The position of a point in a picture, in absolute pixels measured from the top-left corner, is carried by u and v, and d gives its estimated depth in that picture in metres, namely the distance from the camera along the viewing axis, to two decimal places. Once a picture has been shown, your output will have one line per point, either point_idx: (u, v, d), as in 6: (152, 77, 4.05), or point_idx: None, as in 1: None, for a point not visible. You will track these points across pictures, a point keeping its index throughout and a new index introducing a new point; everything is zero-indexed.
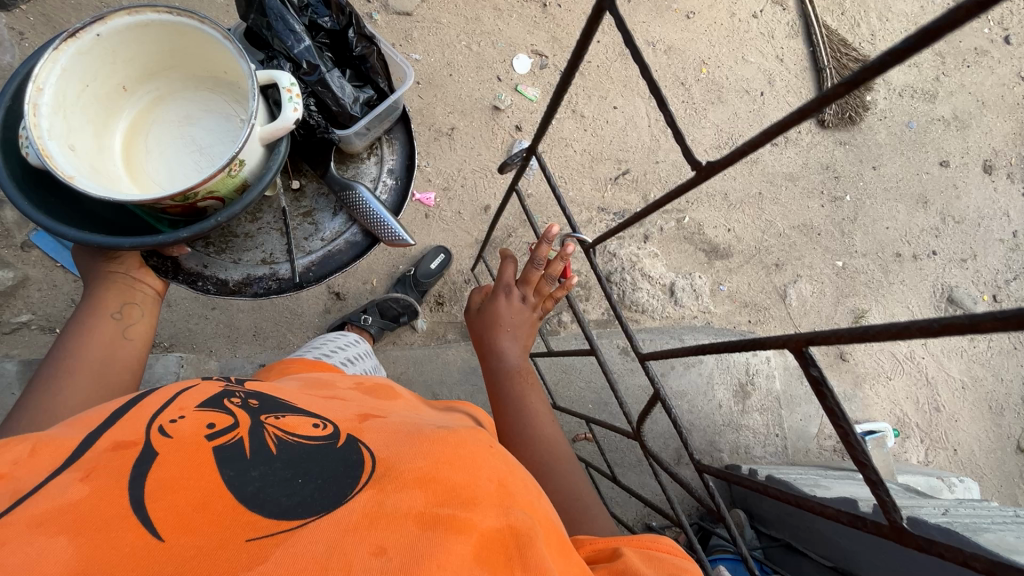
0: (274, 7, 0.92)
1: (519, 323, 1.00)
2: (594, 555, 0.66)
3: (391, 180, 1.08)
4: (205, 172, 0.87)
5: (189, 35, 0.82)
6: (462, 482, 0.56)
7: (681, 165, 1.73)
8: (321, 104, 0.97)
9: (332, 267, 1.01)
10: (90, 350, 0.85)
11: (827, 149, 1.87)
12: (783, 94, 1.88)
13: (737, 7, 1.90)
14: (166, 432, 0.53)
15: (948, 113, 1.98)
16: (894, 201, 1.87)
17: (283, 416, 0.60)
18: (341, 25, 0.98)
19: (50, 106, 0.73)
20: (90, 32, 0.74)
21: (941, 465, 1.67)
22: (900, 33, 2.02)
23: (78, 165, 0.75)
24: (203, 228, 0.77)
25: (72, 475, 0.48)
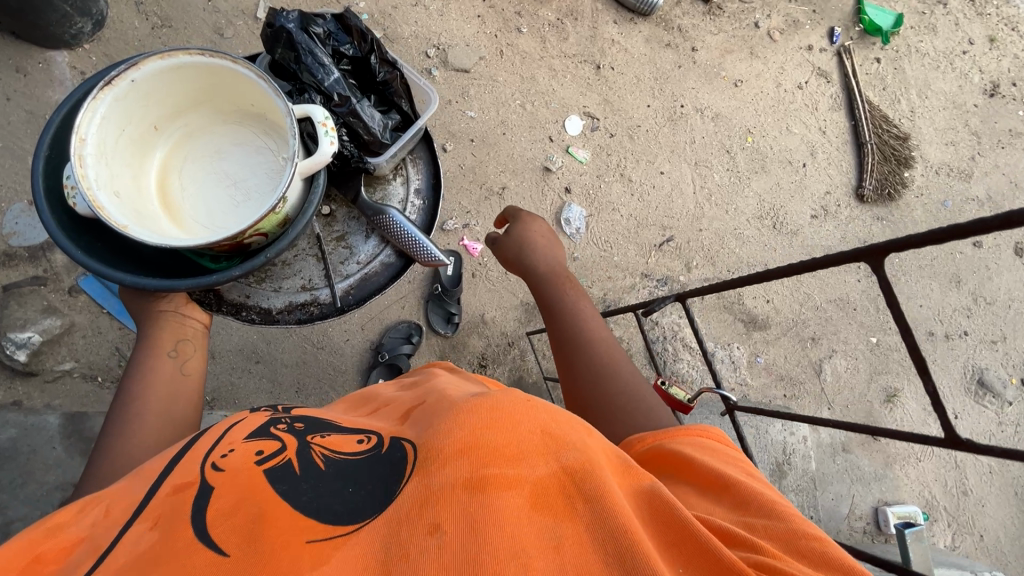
0: (302, 41, 0.88)
1: (546, 235, 1.19)
2: (648, 454, 0.75)
3: (419, 201, 1.07)
4: (244, 208, 0.82)
5: (222, 74, 0.76)
6: (502, 438, 0.59)
7: (722, 235, 1.75)
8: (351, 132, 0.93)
9: (370, 290, 0.99)
10: (152, 392, 0.80)
11: (865, 224, 1.89)
12: (825, 166, 1.90)
13: (784, 76, 1.92)
14: (219, 467, 0.57)
15: (982, 193, 2.00)
16: (928, 279, 1.89)
17: (327, 434, 0.63)
18: (364, 52, 0.95)
19: (94, 155, 0.69)
20: (126, 78, 0.69)
21: (967, 551, 1.67)
22: (939, 111, 2.04)
23: (126, 211, 0.72)
24: (252, 267, 0.74)
25: (144, 525, 0.52)
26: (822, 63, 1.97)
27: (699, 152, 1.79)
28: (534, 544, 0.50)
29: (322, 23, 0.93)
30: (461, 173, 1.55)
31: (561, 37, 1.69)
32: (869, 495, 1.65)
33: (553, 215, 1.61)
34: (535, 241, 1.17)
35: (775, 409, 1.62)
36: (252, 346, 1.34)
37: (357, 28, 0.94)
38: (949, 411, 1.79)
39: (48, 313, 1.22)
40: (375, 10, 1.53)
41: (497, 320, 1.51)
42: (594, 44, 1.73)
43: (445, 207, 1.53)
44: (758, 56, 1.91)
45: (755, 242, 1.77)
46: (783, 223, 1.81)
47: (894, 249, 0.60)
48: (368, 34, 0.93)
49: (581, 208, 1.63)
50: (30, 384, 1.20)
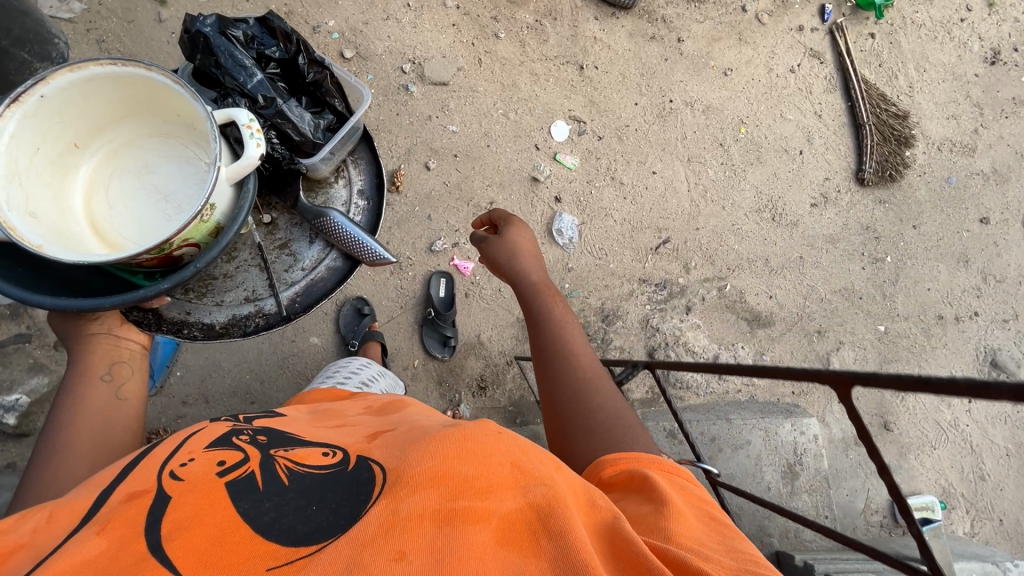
0: (220, 44, 0.85)
1: (529, 246, 1.15)
2: (616, 479, 0.73)
3: (362, 202, 1.01)
4: (174, 223, 0.81)
5: (141, 84, 0.73)
6: (478, 467, 0.55)
7: (721, 232, 1.70)
8: (281, 135, 0.91)
9: (318, 295, 0.95)
10: (85, 420, 0.77)
11: (866, 209, 1.83)
12: (823, 152, 1.84)
13: (775, 61, 1.86)
14: (177, 477, 0.53)
15: (987, 167, 1.94)
16: (935, 261, 1.84)
17: (293, 448, 0.59)
18: (290, 53, 0.92)
19: (5, 178, 0.66)
20: (35, 95, 0.66)
21: (987, 537, 1.65)
22: (938, 84, 1.97)
23: (46, 234, 0.69)
24: (182, 279, 0.71)
25: (91, 530, 0.47)
26: (813, 43, 1.89)
27: (691, 148, 1.73)
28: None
29: (245, 27, 0.90)
30: (447, 191, 1.50)
31: (540, 39, 1.63)
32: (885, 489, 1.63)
33: (544, 226, 1.56)
34: (519, 250, 1.14)
35: (784, 409, 1.59)
36: (245, 387, 1.32)
37: (281, 29, 0.91)
38: (964, 396, 1.75)
39: (34, 372, 1.20)
40: (346, 28, 1.48)
41: (494, 340, 1.47)
42: (576, 43, 1.67)
43: (432, 227, 1.48)
44: (747, 42, 1.84)
45: (753, 237, 1.73)
46: (783, 214, 1.76)
47: (859, 382, 0.61)
48: (292, 33, 0.90)
49: (573, 217, 1.59)
50: (22, 444, 1.19)
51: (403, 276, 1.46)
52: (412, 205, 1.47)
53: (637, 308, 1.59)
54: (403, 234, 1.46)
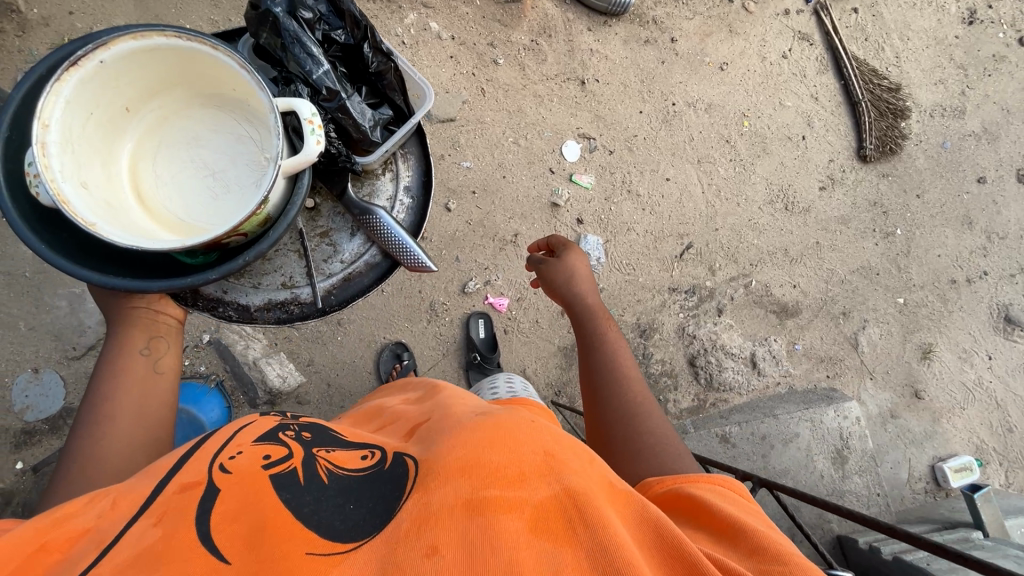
0: (289, 28, 0.84)
1: (585, 271, 1.17)
2: (666, 495, 0.72)
3: (408, 199, 1.08)
4: (223, 202, 0.80)
5: (199, 60, 0.74)
6: (509, 452, 0.59)
7: (739, 229, 1.73)
8: (340, 129, 0.92)
9: (352, 292, 1.01)
10: (124, 395, 0.77)
11: (872, 185, 1.87)
12: (824, 134, 1.87)
13: (767, 48, 1.86)
14: (226, 469, 0.58)
15: (978, 127, 1.99)
16: (942, 227, 1.89)
17: (334, 451, 0.64)
18: (356, 39, 0.91)
19: (59, 142, 0.65)
20: (95, 60, 0.66)
21: (1022, 485, 1.74)
22: (923, 50, 2.00)
23: (97, 205, 0.69)
24: (231, 269, 0.72)
25: (148, 521, 0.52)
26: (801, 25, 1.90)
27: (699, 148, 1.74)
28: (536, 571, 0.47)
29: (314, 5, 0.88)
30: (470, 230, 1.48)
31: (539, 59, 1.61)
32: (924, 455, 1.70)
33: None
34: (576, 273, 1.15)
35: (823, 394, 1.64)
36: None
37: (350, 12, 0.90)
38: (984, 353, 1.83)
39: None
40: None
41: (539, 372, 1.48)
42: (574, 58, 1.65)
43: (462, 268, 1.47)
44: (738, 33, 1.84)
45: (770, 229, 1.75)
46: (795, 202, 1.79)
47: None
48: (362, 20, 0.89)
49: (597, 237, 1.59)
50: None
51: (440, 322, 1.45)
52: (439, 249, 1.45)
53: (671, 317, 1.61)
54: (434, 279, 1.45)
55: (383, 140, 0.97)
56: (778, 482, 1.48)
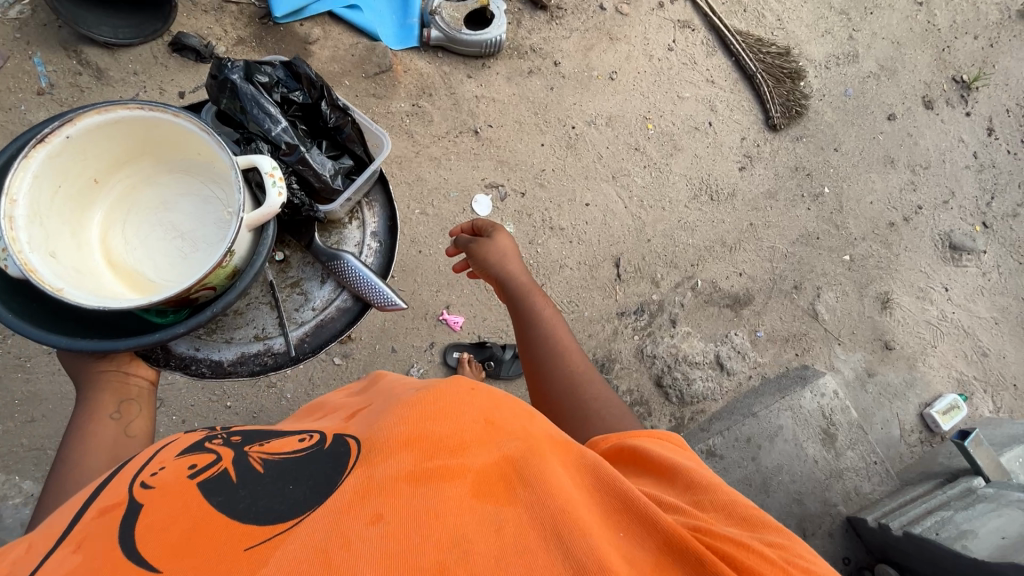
0: (246, 92, 0.89)
1: (512, 250, 1.15)
2: (610, 451, 0.74)
3: (377, 243, 1.05)
4: (193, 260, 0.81)
5: (162, 129, 0.76)
6: (452, 420, 0.60)
7: (671, 234, 1.69)
8: (302, 180, 0.94)
9: (326, 337, 0.98)
10: (91, 458, 0.73)
11: (789, 151, 1.86)
12: (729, 115, 1.85)
13: (651, 46, 1.84)
14: (147, 484, 0.51)
15: (875, 66, 2.00)
16: (867, 173, 1.89)
17: (268, 441, 0.59)
18: (315, 96, 0.97)
19: (27, 216, 0.67)
20: (61, 136, 0.68)
21: (1009, 406, 1.74)
22: (802, 6, 2.01)
23: (65, 273, 0.70)
24: (197, 322, 0.73)
25: (67, 548, 0.45)
26: (678, 14, 1.89)
27: (611, 163, 1.71)
28: (478, 532, 0.49)
29: (271, 71, 0.95)
30: (399, 315, 1.43)
31: (425, 122, 1.57)
32: (910, 404, 1.68)
33: None
34: (505, 253, 1.13)
35: (796, 376, 1.60)
36: None
37: (305, 75, 0.96)
38: (941, 286, 1.82)
39: None
40: None
41: None
42: (461, 110, 1.61)
43: (401, 356, 1.41)
44: (619, 38, 1.82)
45: (702, 225, 1.73)
46: (719, 189, 1.77)
47: None
48: (318, 80, 0.94)
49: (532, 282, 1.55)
50: None
51: None
52: (372, 344, 1.39)
53: (627, 343, 1.57)
54: None
55: (344, 187, 0.97)
56: (773, 482, 1.44)
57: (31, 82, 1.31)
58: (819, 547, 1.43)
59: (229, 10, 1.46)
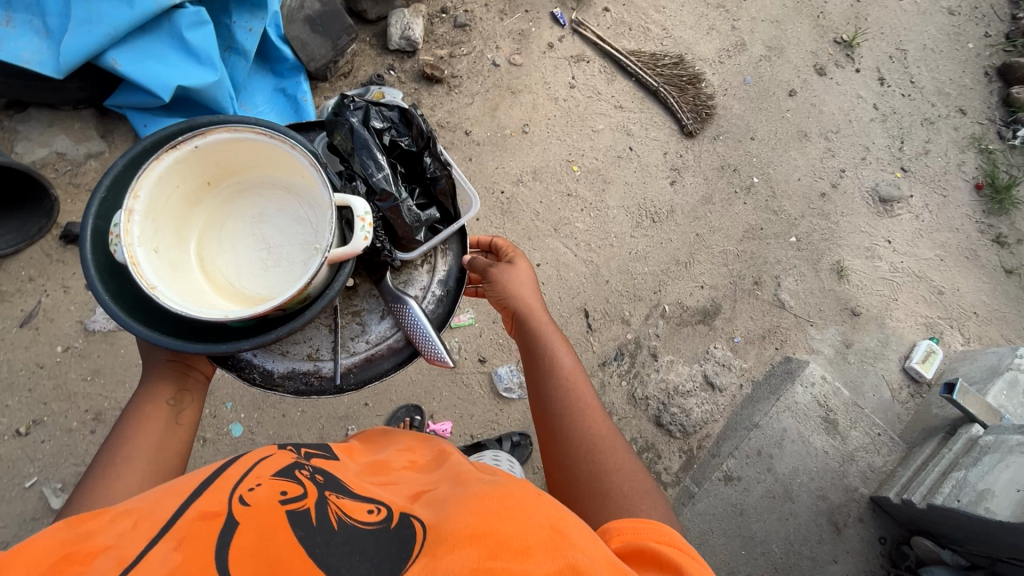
0: (361, 136, 0.81)
1: (526, 286, 0.98)
2: (625, 552, 0.64)
3: (442, 291, 0.91)
4: (274, 276, 0.71)
5: (274, 155, 0.69)
6: (514, 516, 0.54)
7: (626, 267, 1.70)
8: (387, 227, 0.82)
9: (372, 375, 0.86)
10: (140, 444, 0.76)
11: (711, 152, 1.90)
12: (646, 134, 1.87)
13: (553, 88, 1.85)
14: (245, 502, 0.54)
15: (763, 48, 2.07)
16: (787, 152, 1.95)
17: (345, 496, 0.59)
18: (420, 146, 0.86)
19: (142, 211, 0.63)
20: (191, 145, 0.65)
21: (976, 334, 1.82)
22: (682, 9, 2.06)
23: (166, 268, 0.64)
24: (263, 342, 0.64)
25: (168, 543, 0.49)
26: (570, 50, 1.90)
27: (548, 216, 1.70)
28: None
29: (387, 112, 0.86)
30: None
31: None
32: (892, 361, 1.73)
33: (489, 394, 1.47)
34: (519, 288, 0.97)
35: (782, 371, 1.63)
36: None
37: (419, 123, 0.86)
38: (884, 239, 1.90)
39: None
40: None
41: None
42: None
43: None
44: (520, 90, 1.82)
45: (652, 250, 1.73)
46: (658, 210, 1.78)
47: None
48: (429, 132, 0.85)
49: (507, 364, 1.48)
50: None
51: None
52: None
53: (616, 391, 1.57)
54: None
55: (427, 241, 0.86)
56: (794, 487, 1.45)
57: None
58: (854, 537, 1.45)
59: None
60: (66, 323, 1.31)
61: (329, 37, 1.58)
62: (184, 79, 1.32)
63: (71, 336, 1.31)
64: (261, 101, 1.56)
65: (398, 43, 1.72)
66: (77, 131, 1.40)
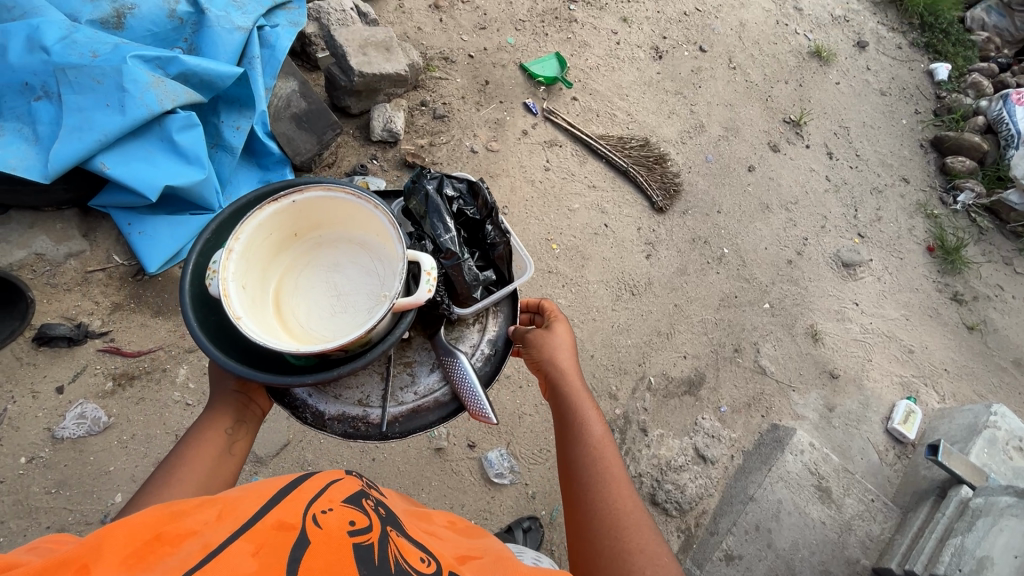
0: (434, 201, 0.86)
1: (563, 351, 0.95)
2: None
3: (490, 350, 0.90)
4: (341, 321, 0.71)
5: (356, 212, 0.71)
6: None
7: (610, 340, 1.73)
8: (447, 284, 0.85)
9: (419, 428, 0.84)
10: (195, 469, 0.75)
11: (682, 226, 1.99)
12: (619, 211, 1.96)
13: (529, 171, 1.94)
14: (318, 523, 0.53)
15: (720, 129, 2.24)
16: (752, 223, 2.07)
17: (403, 542, 0.58)
18: (483, 215, 0.91)
19: (240, 252, 0.65)
20: (289, 199, 0.68)
21: (950, 390, 1.88)
22: (644, 97, 2.23)
23: (251, 304, 0.66)
24: (323, 377, 0.63)
25: (246, 549, 0.49)
26: (543, 136, 2.02)
27: (531, 293, 1.74)
28: None
29: (457, 184, 0.92)
30: None
31: None
32: (875, 422, 1.76)
33: (480, 481, 1.43)
34: (555, 352, 0.94)
35: (771, 439, 1.63)
36: None
37: (484, 195, 0.92)
38: (851, 302, 1.98)
39: None
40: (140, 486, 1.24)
41: None
42: None
43: None
44: (498, 174, 1.91)
45: (634, 322, 1.77)
46: (636, 283, 1.84)
47: None
48: (493, 203, 0.90)
49: (497, 448, 1.46)
50: None
51: None
52: None
53: None
54: None
55: (483, 298, 0.86)
56: (795, 564, 1.42)
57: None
58: None
59: (96, 279, 1.40)
60: (32, 431, 1.25)
61: (315, 132, 1.65)
62: (172, 178, 1.36)
63: (37, 446, 1.24)
64: None
65: (380, 135, 1.80)
66: (58, 230, 1.40)
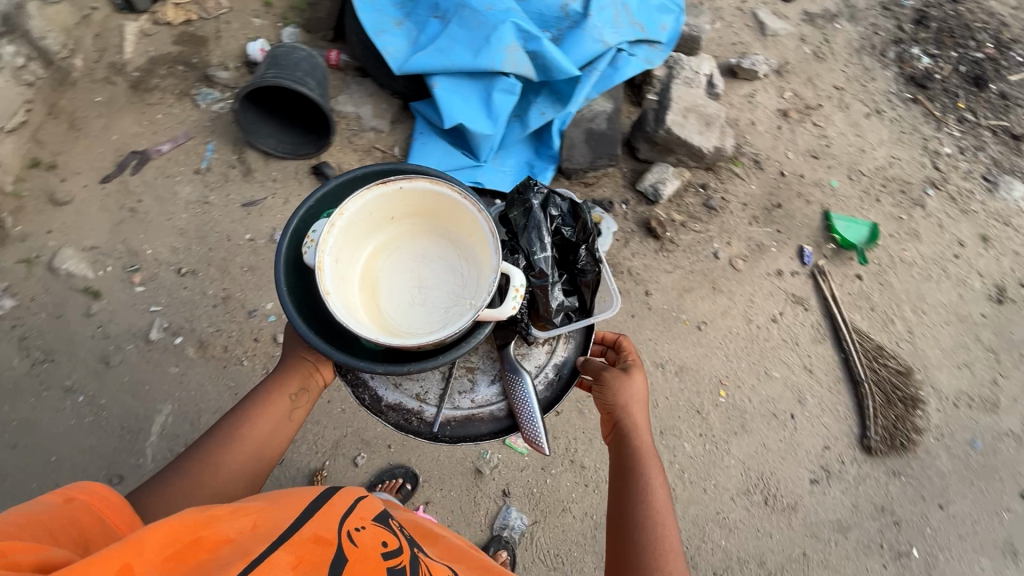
0: (536, 216, 0.88)
1: (640, 396, 0.91)
2: None
3: (554, 374, 0.92)
4: (417, 313, 0.74)
5: (457, 214, 0.75)
6: None
7: (703, 523, 1.47)
8: (530, 301, 0.87)
9: (469, 435, 0.87)
10: (258, 422, 0.86)
11: (879, 484, 1.57)
12: (818, 414, 1.63)
13: (753, 310, 1.73)
14: (353, 540, 0.58)
15: (1018, 424, 1.68)
16: (974, 553, 1.52)
17: (425, 565, 0.63)
18: (578, 238, 0.91)
19: (341, 226, 0.70)
20: (396, 184, 0.72)
21: None
22: (943, 327, 1.79)
23: (339, 277, 0.71)
24: (393, 370, 0.68)
25: (287, 560, 0.52)
26: (795, 288, 1.78)
27: (664, 415, 1.57)
28: None
29: (559, 202, 0.93)
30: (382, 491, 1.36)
31: None
32: None
33: (486, 528, 1.36)
34: (631, 396, 0.90)
35: None
36: None
37: (585, 219, 0.91)
38: None
39: None
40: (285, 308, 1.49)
41: None
42: None
43: None
44: (721, 290, 1.74)
45: (742, 529, 1.48)
46: (778, 495, 1.52)
47: None
48: (590, 230, 0.90)
49: (523, 514, 1.38)
50: None
51: None
52: None
53: None
54: None
55: (561, 324, 0.89)
56: None
57: (195, 161, 1.65)
58: None
59: (373, 155, 1.70)
60: (265, 222, 1.59)
61: (593, 152, 1.72)
62: (470, 121, 1.58)
63: (260, 233, 1.58)
64: (509, 164, 1.73)
65: (645, 187, 1.80)
66: (380, 109, 1.74)
